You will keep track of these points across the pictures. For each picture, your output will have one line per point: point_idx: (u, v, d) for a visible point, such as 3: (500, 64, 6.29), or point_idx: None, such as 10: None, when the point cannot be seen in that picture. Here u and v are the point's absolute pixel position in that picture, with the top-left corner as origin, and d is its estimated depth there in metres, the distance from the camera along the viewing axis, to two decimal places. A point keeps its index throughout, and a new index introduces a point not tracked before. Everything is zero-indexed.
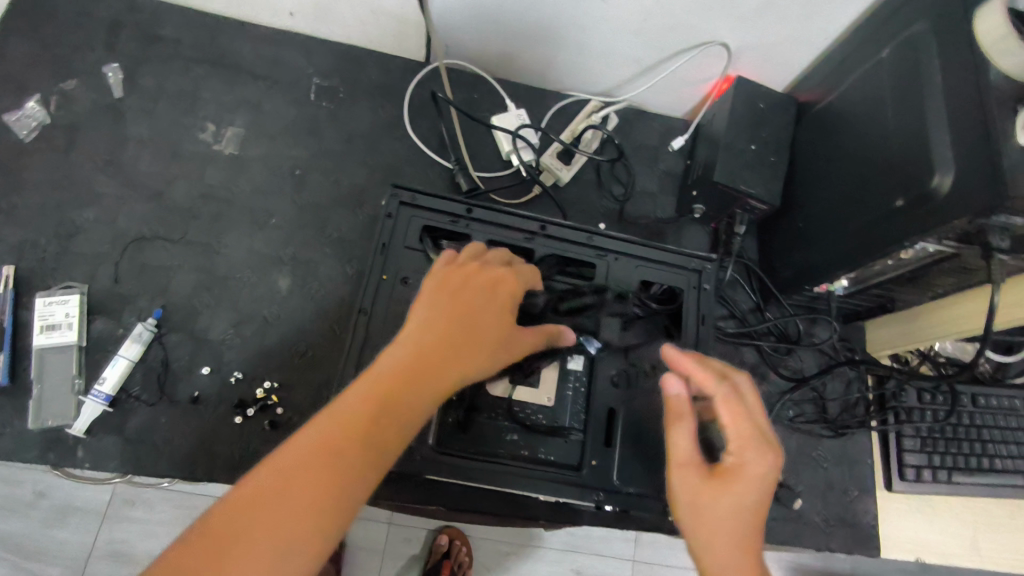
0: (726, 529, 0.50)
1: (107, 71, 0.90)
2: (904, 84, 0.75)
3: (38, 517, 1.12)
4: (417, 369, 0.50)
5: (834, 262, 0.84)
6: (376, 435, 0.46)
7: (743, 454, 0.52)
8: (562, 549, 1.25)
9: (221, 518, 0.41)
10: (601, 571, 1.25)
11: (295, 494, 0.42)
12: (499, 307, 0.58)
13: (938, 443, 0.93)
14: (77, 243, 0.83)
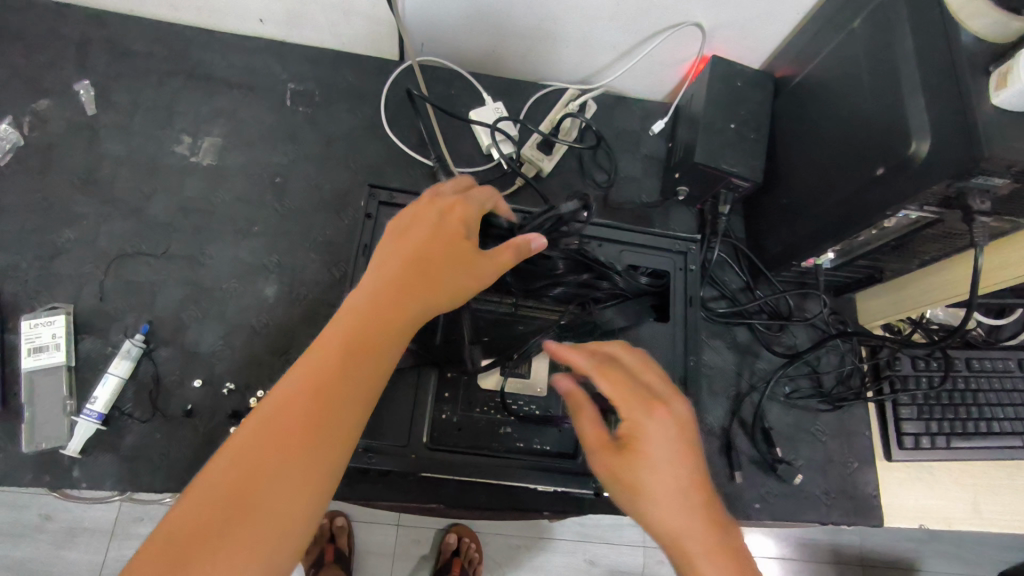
0: (666, 492, 0.50)
1: (79, 89, 0.90)
2: (877, 52, 0.75)
3: (45, 541, 1.12)
4: (377, 311, 0.51)
5: (820, 235, 0.84)
6: (346, 383, 0.47)
7: (638, 417, 0.53)
8: (571, 539, 1.26)
9: (211, 481, 0.42)
10: (611, 559, 1.25)
11: (279, 439, 0.43)
12: (460, 245, 0.57)
13: (935, 409, 0.94)
14: (59, 264, 0.82)
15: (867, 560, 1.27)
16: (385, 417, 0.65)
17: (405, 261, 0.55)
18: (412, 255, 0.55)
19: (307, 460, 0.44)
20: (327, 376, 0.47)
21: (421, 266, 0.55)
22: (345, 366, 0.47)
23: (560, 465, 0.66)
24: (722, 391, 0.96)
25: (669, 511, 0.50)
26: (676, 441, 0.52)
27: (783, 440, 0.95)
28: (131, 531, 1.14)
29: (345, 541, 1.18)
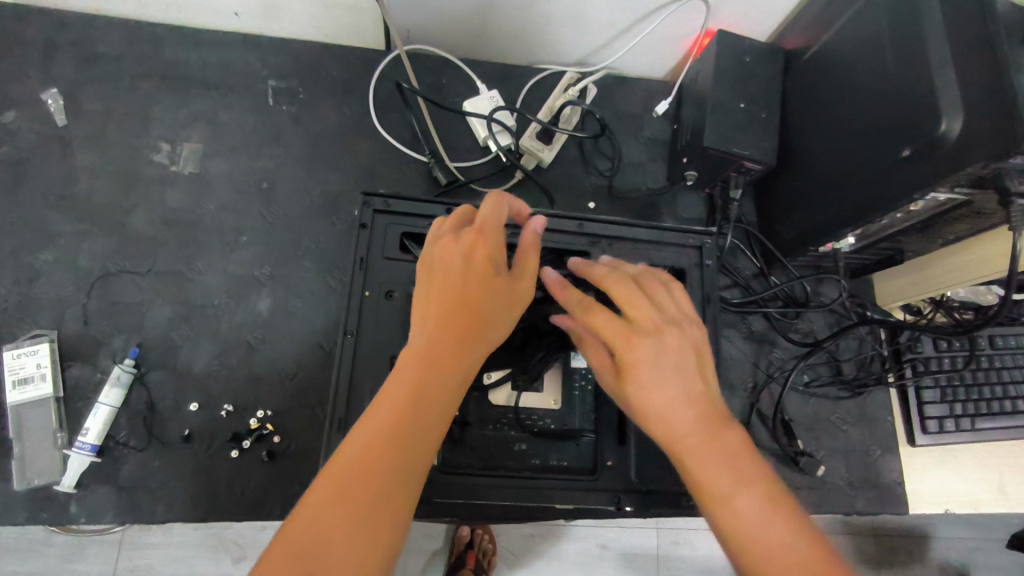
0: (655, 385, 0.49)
1: (46, 97, 0.84)
2: (901, 22, 0.70)
3: (56, 554, 1.03)
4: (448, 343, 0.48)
5: (840, 219, 0.80)
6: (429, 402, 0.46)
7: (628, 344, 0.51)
8: (585, 525, 1.19)
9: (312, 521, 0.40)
10: (627, 544, 1.19)
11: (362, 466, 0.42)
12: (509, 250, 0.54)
13: (959, 391, 0.91)
14: (39, 288, 0.78)
15: (902, 532, 1.20)
16: None
17: (450, 283, 0.51)
18: (483, 277, 0.51)
19: (391, 477, 0.42)
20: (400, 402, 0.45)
21: (486, 280, 0.51)
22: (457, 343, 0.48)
23: (578, 483, 0.63)
24: (739, 383, 0.93)
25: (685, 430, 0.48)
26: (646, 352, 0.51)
27: (803, 431, 0.94)
28: (135, 560, 1.04)
29: None
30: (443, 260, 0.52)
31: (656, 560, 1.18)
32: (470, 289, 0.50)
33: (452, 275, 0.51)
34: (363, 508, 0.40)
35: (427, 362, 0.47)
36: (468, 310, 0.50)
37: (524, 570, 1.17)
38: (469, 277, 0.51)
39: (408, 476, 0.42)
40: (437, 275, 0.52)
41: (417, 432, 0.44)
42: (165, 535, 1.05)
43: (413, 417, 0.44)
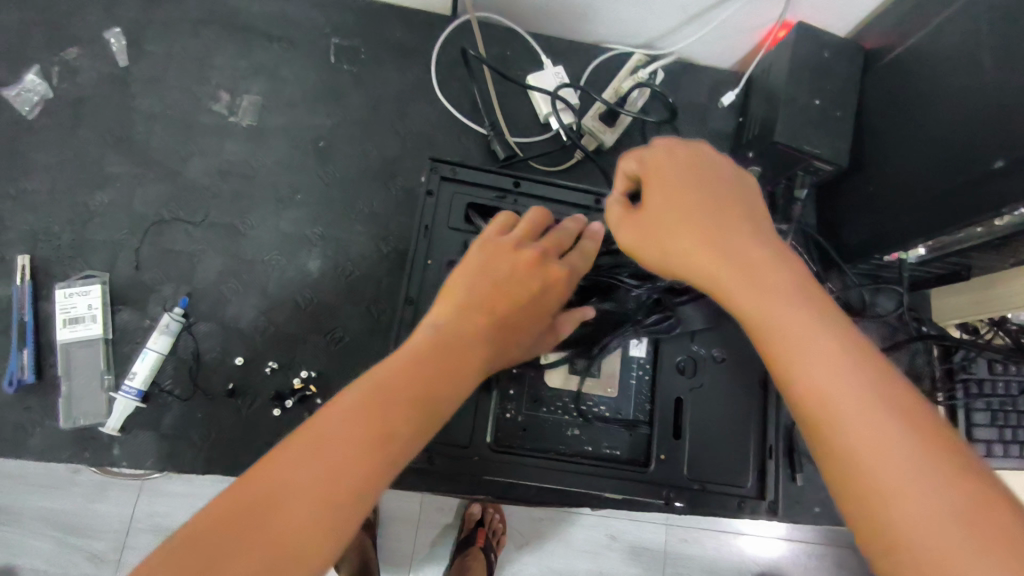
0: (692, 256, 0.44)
1: (110, 37, 0.83)
2: (1005, 25, 0.66)
3: (78, 493, 1.04)
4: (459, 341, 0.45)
5: (913, 228, 0.77)
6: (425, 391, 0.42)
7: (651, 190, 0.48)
8: (597, 514, 1.18)
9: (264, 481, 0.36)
10: (636, 536, 1.18)
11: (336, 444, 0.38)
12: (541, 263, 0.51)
13: (1011, 416, 0.89)
14: (92, 229, 0.77)
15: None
16: (447, 414, 0.61)
17: (498, 303, 0.48)
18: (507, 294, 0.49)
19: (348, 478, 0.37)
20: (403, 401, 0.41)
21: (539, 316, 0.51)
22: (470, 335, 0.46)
23: (629, 472, 0.62)
24: None
25: (742, 277, 0.41)
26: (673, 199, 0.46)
27: None
28: (153, 506, 1.04)
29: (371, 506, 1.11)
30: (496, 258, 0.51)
31: (663, 557, 1.17)
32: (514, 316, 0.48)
33: (518, 298, 0.49)
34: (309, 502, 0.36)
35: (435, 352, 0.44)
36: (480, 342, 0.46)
37: (533, 553, 1.16)
38: (531, 305, 0.50)
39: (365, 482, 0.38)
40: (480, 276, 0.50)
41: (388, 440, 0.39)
42: (184, 485, 1.05)
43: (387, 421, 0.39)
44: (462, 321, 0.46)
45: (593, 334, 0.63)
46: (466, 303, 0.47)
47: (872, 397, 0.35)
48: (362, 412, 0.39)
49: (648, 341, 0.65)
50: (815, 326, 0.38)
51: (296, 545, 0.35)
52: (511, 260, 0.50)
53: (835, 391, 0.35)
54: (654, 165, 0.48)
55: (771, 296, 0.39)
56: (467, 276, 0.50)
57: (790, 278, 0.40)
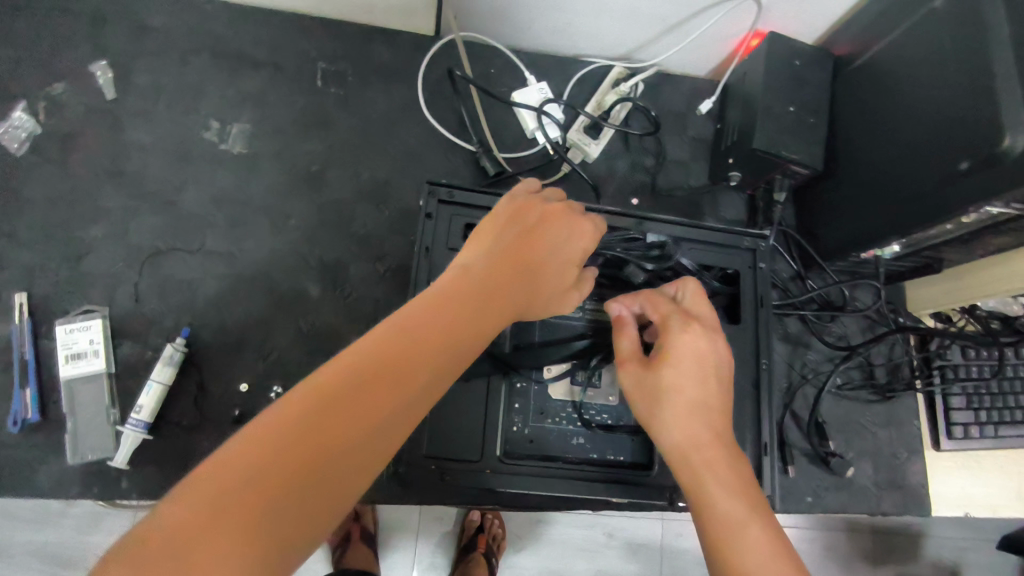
0: (680, 397, 0.53)
1: (96, 70, 0.83)
2: (966, 33, 0.70)
3: (70, 526, 1.03)
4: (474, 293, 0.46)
5: (888, 227, 0.81)
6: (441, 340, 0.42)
7: (670, 336, 0.56)
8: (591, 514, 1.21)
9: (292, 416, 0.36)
10: (632, 533, 1.21)
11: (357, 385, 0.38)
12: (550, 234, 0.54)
13: (984, 399, 0.93)
14: (89, 263, 0.77)
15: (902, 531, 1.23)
16: (457, 431, 0.63)
17: (512, 261, 0.50)
18: (520, 255, 0.51)
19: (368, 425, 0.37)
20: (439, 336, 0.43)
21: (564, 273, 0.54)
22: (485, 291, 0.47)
23: (633, 476, 0.64)
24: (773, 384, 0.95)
25: (701, 450, 0.50)
26: (692, 358, 0.55)
27: (834, 431, 0.96)
28: None
29: (371, 519, 1.12)
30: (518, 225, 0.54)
31: (659, 551, 1.21)
32: (526, 276, 0.50)
33: (545, 244, 0.53)
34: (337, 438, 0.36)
35: (449, 302, 0.45)
36: (495, 295, 0.47)
37: (531, 554, 1.19)
38: (554, 256, 0.54)
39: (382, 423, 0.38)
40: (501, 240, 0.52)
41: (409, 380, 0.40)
42: None
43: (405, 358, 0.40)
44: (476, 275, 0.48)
45: (593, 349, 0.63)
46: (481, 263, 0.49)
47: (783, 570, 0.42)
48: (393, 346, 0.40)
49: None
50: (739, 500, 0.47)
51: (339, 479, 0.36)
52: (540, 212, 0.55)
53: (743, 524, 0.45)
54: (689, 319, 0.57)
55: (695, 436, 0.51)
56: (488, 236, 0.52)
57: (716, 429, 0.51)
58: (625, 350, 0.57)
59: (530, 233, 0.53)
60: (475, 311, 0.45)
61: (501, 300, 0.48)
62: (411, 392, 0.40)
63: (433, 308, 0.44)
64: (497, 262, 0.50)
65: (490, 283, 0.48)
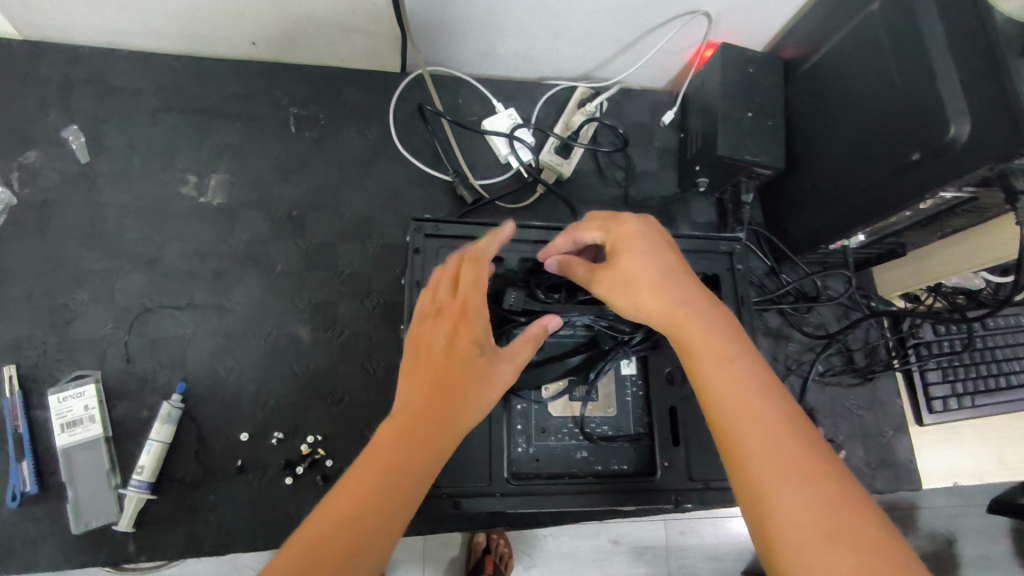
0: (643, 296, 0.54)
1: (67, 134, 0.83)
2: (903, 33, 0.75)
3: None
4: (429, 409, 0.53)
5: (852, 219, 0.85)
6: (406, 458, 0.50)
7: (613, 233, 0.58)
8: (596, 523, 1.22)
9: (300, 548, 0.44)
10: (637, 537, 1.23)
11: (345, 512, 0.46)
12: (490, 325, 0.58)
13: (960, 370, 0.98)
14: (77, 328, 0.77)
15: (896, 507, 1.27)
16: (464, 460, 0.64)
17: (456, 364, 0.56)
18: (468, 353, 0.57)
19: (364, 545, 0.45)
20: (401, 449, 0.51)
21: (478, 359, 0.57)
22: (443, 403, 0.54)
23: (638, 483, 0.66)
24: None
25: (749, 403, 0.46)
26: (640, 243, 0.56)
27: (822, 418, 1.00)
28: None
29: None
30: (438, 327, 0.58)
31: (665, 552, 1.23)
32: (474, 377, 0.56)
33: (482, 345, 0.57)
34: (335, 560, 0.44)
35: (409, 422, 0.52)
36: (446, 407, 0.54)
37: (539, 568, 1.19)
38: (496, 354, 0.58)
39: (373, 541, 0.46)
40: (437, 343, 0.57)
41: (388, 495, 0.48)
42: None
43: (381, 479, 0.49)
44: (420, 392, 0.54)
45: (587, 362, 0.67)
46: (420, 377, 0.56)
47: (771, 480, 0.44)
48: (374, 470, 0.49)
49: (637, 359, 0.71)
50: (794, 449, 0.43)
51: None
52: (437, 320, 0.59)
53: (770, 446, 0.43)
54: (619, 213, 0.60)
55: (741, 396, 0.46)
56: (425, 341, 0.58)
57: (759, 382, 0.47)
58: (582, 272, 0.59)
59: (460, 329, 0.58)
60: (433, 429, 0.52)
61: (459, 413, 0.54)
62: (394, 494, 0.48)
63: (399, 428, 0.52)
64: (442, 368, 0.56)
65: (440, 392, 0.54)
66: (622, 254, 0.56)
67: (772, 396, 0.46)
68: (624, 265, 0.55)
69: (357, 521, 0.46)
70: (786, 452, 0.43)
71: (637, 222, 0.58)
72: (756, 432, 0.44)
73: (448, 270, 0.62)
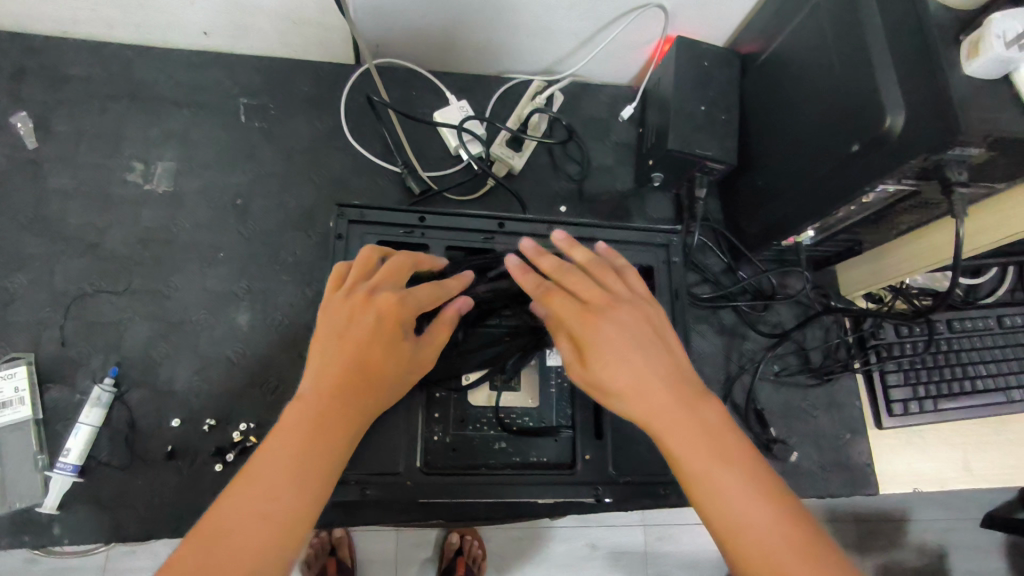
0: (634, 383, 0.55)
1: (16, 121, 0.84)
2: (845, 23, 0.73)
3: None
4: (341, 392, 0.54)
5: (800, 213, 0.83)
6: (317, 442, 0.51)
7: (595, 314, 0.58)
8: (572, 526, 1.15)
9: (214, 533, 0.46)
10: (615, 542, 1.16)
11: (258, 496, 0.48)
12: (402, 310, 0.57)
13: (921, 373, 0.96)
14: (15, 311, 0.78)
15: (881, 519, 1.20)
16: (377, 448, 0.63)
17: (370, 348, 0.56)
18: (385, 338, 0.56)
19: (279, 527, 0.47)
20: (312, 434, 0.51)
21: (393, 347, 0.57)
22: (356, 386, 0.54)
23: (557, 476, 0.65)
24: (713, 376, 0.97)
25: (715, 467, 0.51)
26: (643, 322, 0.58)
27: (777, 418, 0.98)
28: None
29: (347, 552, 1.08)
30: (341, 312, 0.57)
31: (644, 559, 1.16)
32: (387, 363, 0.56)
33: (394, 329, 0.57)
34: (249, 542, 0.46)
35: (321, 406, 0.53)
36: (359, 390, 0.55)
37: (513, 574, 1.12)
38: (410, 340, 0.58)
39: (289, 523, 0.48)
40: (338, 326, 0.56)
41: (302, 478, 0.50)
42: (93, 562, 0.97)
43: (295, 465, 0.50)
44: (330, 376, 0.54)
45: (506, 351, 0.66)
46: (328, 359, 0.55)
47: (754, 497, 0.50)
48: (286, 455, 0.50)
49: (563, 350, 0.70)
50: (755, 502, 0.49)
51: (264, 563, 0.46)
52: (345, 307, 0.57)
53: (733, 508, 0.49)
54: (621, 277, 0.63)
55: (700, 462, 0.51)
56: (327, 326, 0.57)
57: (720, 444, 0.52)
58: (573, 344, 0.59)
59: (370, 312, 0.57)
60: (347, 411, 0.53)
61: (373, 396, 0.55)
62: (309, 477, 0.50)
63: (310, 413, 0.52)
64: (355, 352, 0.55)
65: (354, 377, 0.55)
66: (618, 333, 0.57)
67: (727, 465, 0.51)
68: (609, 351, 0.56)
69: (272, 505, 0.48)
70: (740, 494, 0.50)
71: (631, 308, 0.59)
72: (712, 492, 0.50)
73: (360, 256, 0.61)
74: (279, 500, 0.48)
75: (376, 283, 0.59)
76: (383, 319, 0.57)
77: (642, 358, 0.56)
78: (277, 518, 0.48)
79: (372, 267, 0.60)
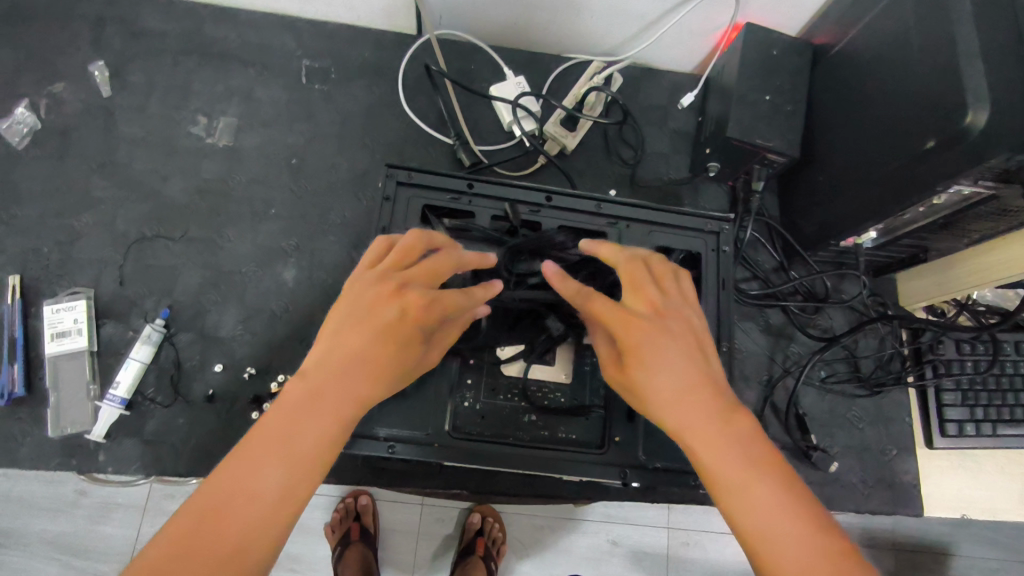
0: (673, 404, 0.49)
1: (94, 69, 0.88)
2: (932, 11, 0.69)
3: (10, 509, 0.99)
4: (343, 375, 0.49)
5: (862, 212, 0.79)
6: (312, 426, 0.47)
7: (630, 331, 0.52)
8: (596, 519, 1.13)
9: (191, 518, 0.42)
10: (638, 541, 1.13)
11: (240, 483, 0.44)
12: (432, 308, 0.53)
13: (981, 395, 0.89)
14: (79, 249, 0.82)
15: (926, 550, 1.14)
16: (406, 408, 0.63)
17: (386, 338, 0.51)
18: (403, 334, 0.52)
19: (257, 520, 0.43)
20: (307, 415, 0.47)
21: (408, 344, 0.52)
22: (362, 372, 0.49)
23: (583, 454, 0.64)
24: (754, 376, 0.94)
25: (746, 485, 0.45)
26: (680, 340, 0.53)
27: (818, 427, 0.94)
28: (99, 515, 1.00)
29: (370, 519, 1.07)
30: (367, 295, 0.52)
31: (666, 562, 1.13)
32: (402, 359, 0.52)
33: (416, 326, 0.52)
34: (226, 534, 0.42)
35: (322, 386, 0.48)
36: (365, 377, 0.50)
37: (530, 560, 1.12)
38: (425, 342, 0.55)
39: (271, 518, 0.43)
40: (359, 309, 0.52)
41: (290, 467, 0.45)
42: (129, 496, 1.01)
43: (282, 454, 0.45)
44: (340, 355, 0.49)
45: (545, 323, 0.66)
46: (341, 341, 0.50)
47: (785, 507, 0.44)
48: (276, 438, 0.45)
49: None
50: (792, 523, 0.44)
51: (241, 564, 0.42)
52: (373, 290, 0.52)
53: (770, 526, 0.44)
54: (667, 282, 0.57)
55: (738, 478, 0.46)
56: (348, 304, 0.52)
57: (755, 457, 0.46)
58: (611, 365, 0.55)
59: (393, 301, 0.52)
60: (348, 394, 0.48)
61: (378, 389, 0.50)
62: (295, 462, 0.45)
63: (308, 394, 0.47)
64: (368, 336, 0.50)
65: (359, 363, 0.50)
66: (658, 353, 0.51)
67: (764, 482, 0.45)
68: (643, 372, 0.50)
69: (253, 496, 0.43)
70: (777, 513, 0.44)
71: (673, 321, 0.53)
72: (750, 505, 0.45)
73: (403, 243, 0.55)
74: (259, 490, 0.44)
75: (410, 274, 0.54)
76: (405, 312, 0.52)
77: (676, 372, 0.50)
78: (255, 509, 0.43)
79: (410, 254, 0.55)
